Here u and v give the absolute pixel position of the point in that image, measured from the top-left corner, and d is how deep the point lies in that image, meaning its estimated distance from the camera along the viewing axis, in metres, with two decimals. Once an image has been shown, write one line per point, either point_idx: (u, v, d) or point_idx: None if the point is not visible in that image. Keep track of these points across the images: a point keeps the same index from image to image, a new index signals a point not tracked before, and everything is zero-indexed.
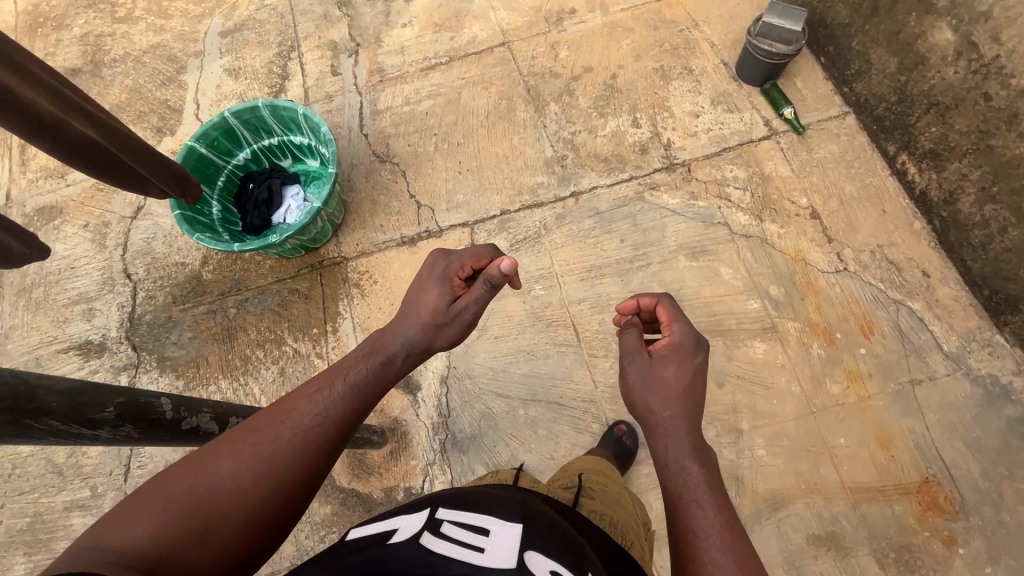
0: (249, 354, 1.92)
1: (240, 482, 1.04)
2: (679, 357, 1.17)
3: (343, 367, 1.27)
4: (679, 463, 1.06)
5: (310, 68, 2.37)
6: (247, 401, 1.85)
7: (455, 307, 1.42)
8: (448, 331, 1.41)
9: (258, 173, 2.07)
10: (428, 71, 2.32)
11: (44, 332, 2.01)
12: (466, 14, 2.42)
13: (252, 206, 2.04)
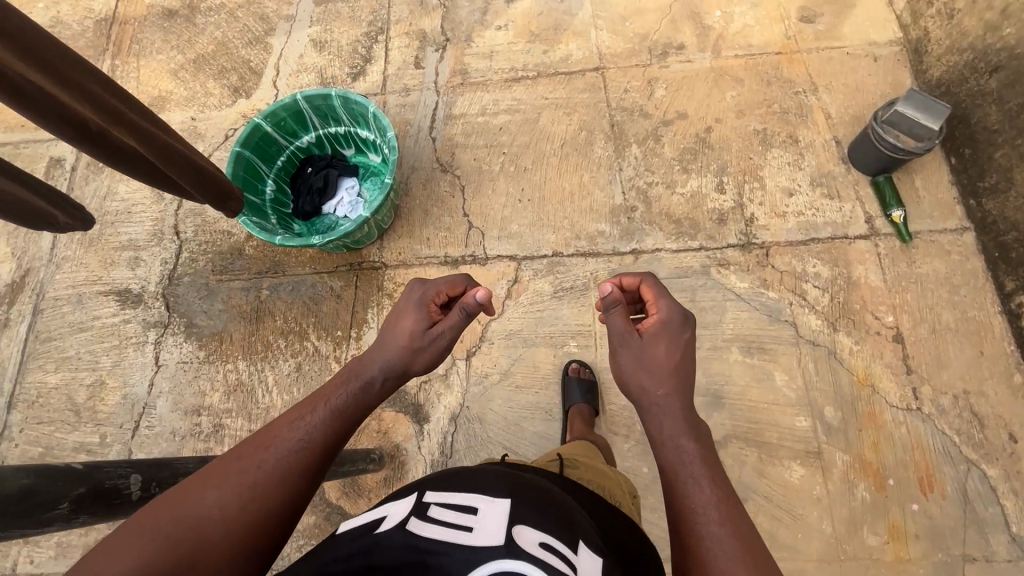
0: (271, 341, 1.91)
1: (227, 510, 0.94)
2: (668, 334, 1.19)
3: (324, 393, 1.19)
4: (674, 441, 1.06)
5: (394, 55, 2.28)
6: (259, 389, 1.85)
7: (433, 333, 1.36)
8: (424, 356, 1.34)
9: (319, 159, 2.03)
10: (513, 83, 2.19)
11: (91, 270, 2.07)
12: (567, 29, 2.26)
13: (306, 191, 2.00)
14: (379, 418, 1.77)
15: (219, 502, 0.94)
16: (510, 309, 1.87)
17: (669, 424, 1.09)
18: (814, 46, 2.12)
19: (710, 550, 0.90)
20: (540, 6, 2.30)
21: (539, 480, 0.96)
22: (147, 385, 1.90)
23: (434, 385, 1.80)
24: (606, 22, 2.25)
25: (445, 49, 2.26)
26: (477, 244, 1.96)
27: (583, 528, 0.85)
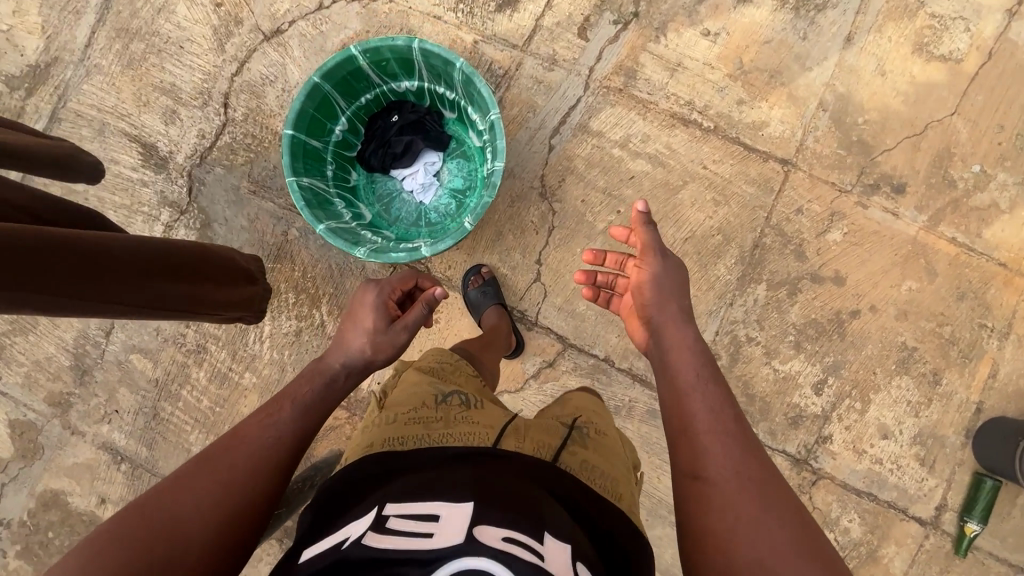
0: (282, 290, 1.73)
1: (201, 506, 0.83)
2: (670, 267, 1.31)
3: (288, 391, 1.10)
4: (687, 350, 1.16)
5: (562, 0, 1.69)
6: (253, 334, 1.73)
7: (394, 327, 1.31)
8: (387, 349, 1.27)
9: (410, 113, 1.62)
10: (678, 124, 1.68)
11: (122, 101, 1.77)
12: (785, 85, 1.67)
13: (380, 146, 1.64)
14: (353, 426, 1.71)
15: (197, 490, 0.85)
16: (530, 391, 1.69)
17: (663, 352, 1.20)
18: None
19: (716, 459, 0.96)
20: (772, 33, 1.67)
21: (503, 469, 0.90)
22: None
23: None
24: (835, 103, 1.66)
25: (625, 31, 1.68)
26: (534, 303, 1.69)
27: (553, 518, 0.80)
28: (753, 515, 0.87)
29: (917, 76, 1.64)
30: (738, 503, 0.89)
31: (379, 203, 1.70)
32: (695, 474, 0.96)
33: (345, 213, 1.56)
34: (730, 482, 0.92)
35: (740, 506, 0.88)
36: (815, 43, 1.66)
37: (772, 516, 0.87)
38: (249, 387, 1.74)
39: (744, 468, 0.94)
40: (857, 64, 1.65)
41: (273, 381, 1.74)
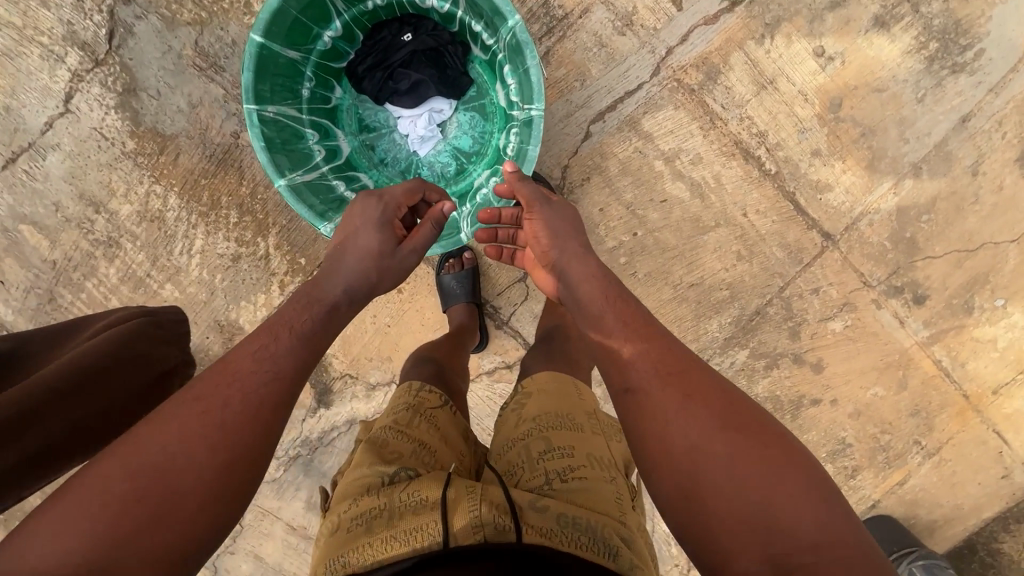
0: (222, 204, 1.42)
1: (192, 457, 0.65)
2: (549, 215, 1.07)
3: (285, 315, 0.84)
4: (584, 266, 0.99)
5: None
6: (179, 244, 1.45)
7: (404, 250, 1.00)
8: (392, 273, 0.99)
9: (429, 38, 1.23)
10: (738, 156, 1.40)
11: None
12: (871, 150, 1.40)
13: (380, 69, 1.25)
14: None
15: (180, 440, 0.66)
16: (479, 386, 1.59)
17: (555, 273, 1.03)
18: (1001, 421, 1.64)
19: (627, 364, 0.82)
20: (888, 81, 1.36)
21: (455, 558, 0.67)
22: (43, 121, 1.37)
23: (356, 387, 1.59)
24: (910, 190, 1.43)
25: (728, 16, 1.30)
26: (510, 302, 1.53)
27: None
28: (682, 417, 0.74)
29: (1005, 188, 1.44)
30: (665, 401, 0.76)
31: (364, 138, 1.36)
32: (620, 386, 0.81)
33: (316, 152, 1.23)
34: (644, 383, 0.79)
35: (666, 409, 0.75)
36: (926, 112, 1.38)
37: (699, 405, 0.75)
38: (167, 300, 1.50)
39: (659, 364, 0.80)
40: (956, 153, 1.41)
41: (198, 301, 1.51)
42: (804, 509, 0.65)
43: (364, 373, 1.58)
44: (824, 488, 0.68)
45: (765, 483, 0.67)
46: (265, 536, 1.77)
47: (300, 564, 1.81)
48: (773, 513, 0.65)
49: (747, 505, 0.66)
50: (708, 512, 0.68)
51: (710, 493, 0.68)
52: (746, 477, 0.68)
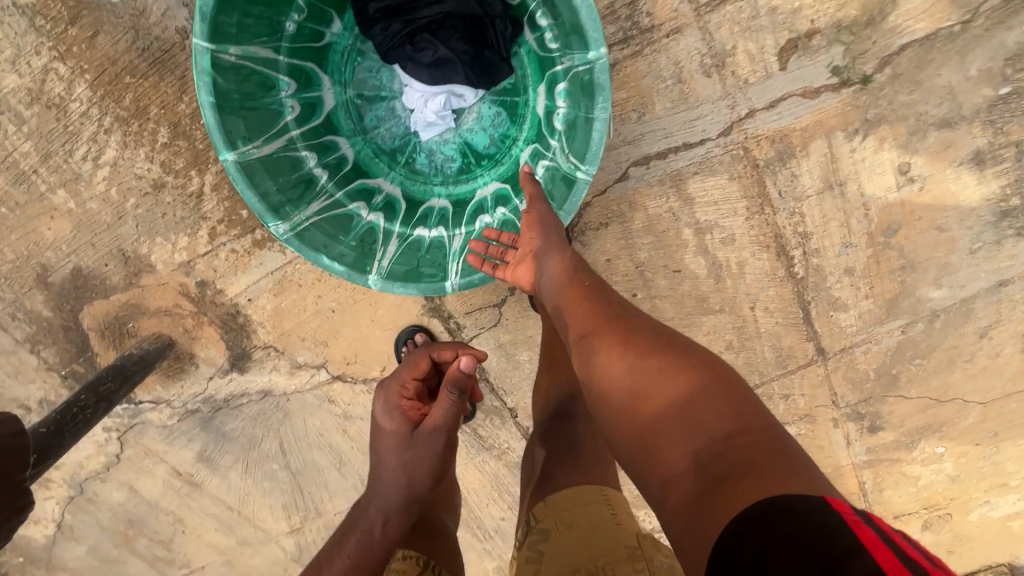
0: (151, 115, 1.10)
1: None
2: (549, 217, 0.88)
3: (331, 550, 0.87)
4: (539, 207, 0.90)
5: None
6: (84, 148, 1.13)
7: (422, 434, 0.86)
8: (422, 469, 0.86)
9: (475, 3, 0.94)
10: (771, 250, 1.24)
11: None
12: (902, 285, 1.29)
13: (400, 21, 0.95)
14: (195, 324, 1.33)
15: None
16: None
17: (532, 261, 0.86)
18: None
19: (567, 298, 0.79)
20: (953, 222, 1.22)
21: None
22: None
23: (279, 362, 1.39)
24: (918, 333, 1.35)
25: (831, 97, 1.07)
26: (477, 324, 1.36)
27: None
28: (615, 342, 0.71)
29: (1000, 354, 1.40)
30: (599, 330, 0.73)
31: (355, 95, 1.04)
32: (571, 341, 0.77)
33: (288, 108, 0.93)
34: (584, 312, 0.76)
35: (597, 338, 0.73)
36: (972, 264, 1.26)
37: (633, 331, 0.72)
38: (58, 209, 1.19)
39: (596, 304, 0.77)
40: (976, 312, 1.33)
41: (98, 221, 1.20)
42: (723, 406, 0.61)
43: (291, 351, 1.38)
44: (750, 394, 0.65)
45: (686, 390, 0.63)
46: (144, 472, 1.62)
47: (178, 504, 1.69)
48: (689, 413, 0.61)
49: (668, 413, 0.63)
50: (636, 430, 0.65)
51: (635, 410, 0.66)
52: (666, 387, 0.64)
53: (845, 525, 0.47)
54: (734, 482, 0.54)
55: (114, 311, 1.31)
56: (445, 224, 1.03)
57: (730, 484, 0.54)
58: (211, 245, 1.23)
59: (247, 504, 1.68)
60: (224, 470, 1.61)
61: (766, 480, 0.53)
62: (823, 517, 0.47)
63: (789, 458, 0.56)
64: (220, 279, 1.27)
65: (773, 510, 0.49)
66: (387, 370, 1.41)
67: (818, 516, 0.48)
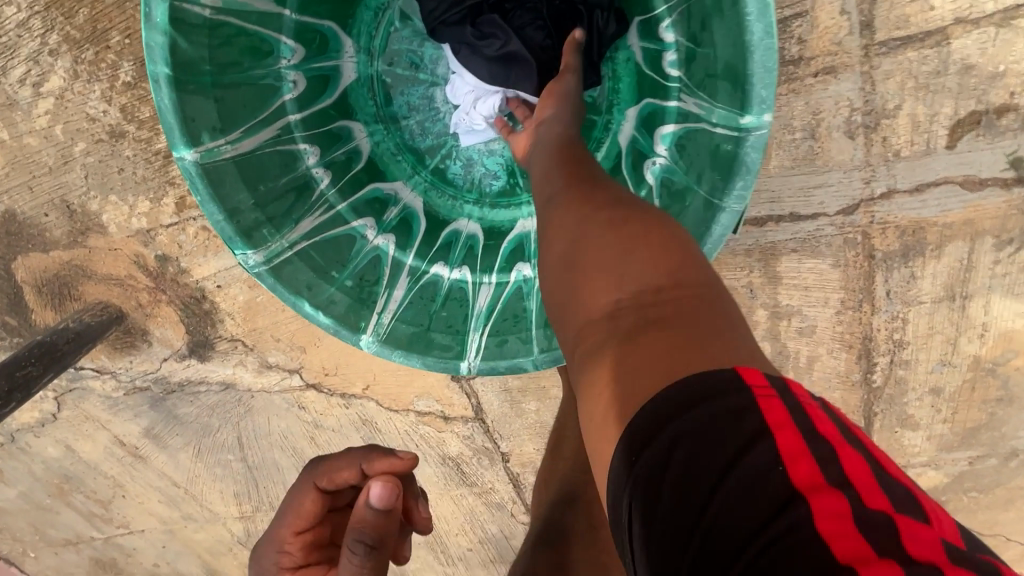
0: (113, 44, 0.83)
1: None
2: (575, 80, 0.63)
3: None
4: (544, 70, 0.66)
5: (1000, 42, 0.73)
6: (24, 70, 0.87)
7: None
8: None
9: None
10: (854, 351, 1.01)
11: None
12: (991, 417, 1.07)
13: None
14: (151, 300, 1.12)
15: None
16: (401, 419, 1.25)
17: (532, 131, 0.63)
18: None
19: (540, 143, 0.61)
20: None
21: None
22: None
23: (246, 358, 1.19)
24: (987, 468, 1.14)
25: (998, 195, 0.82)
26: None
27: None
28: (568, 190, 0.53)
29: None
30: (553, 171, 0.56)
31: (387, 74, 0.78)
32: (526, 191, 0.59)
33: (288, 83, 0.68)
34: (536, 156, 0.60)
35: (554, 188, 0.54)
36: None
37: (577, 172, 0.55)
38: None
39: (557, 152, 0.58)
40: None
41: (38, 162, 0.95)
42: (654, 260, 0.44)
43: (261, 349, 1.17)
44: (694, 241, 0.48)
45: (610, 237, 0.47)
46: (83, 435, 1.44)
47: (120, 471, 1.53)
48: (609, 263, 0.46)
49: (585, 268, 0.47)
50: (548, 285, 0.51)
51: (549, 258, 0.51)
52: (590, 231, 0.48)
53: (754, 405, 0.35)
54: (637, 350, 0.40)
55: (55, 268, 1.08)
56: (471, 264, 0.77)
57: (631, 352, 0.41)
58: (178, 217, 1.00)
59: (194, 486, 1.52)
60: (172, 450, 1.43)
61: (680, 349, 0.39)
62: (731, 406, 0.35)
63: (723, 319, 0.41)
64: (186, 257, 1.05)
65: (690, 405, 0.36)
66: (371, 390, 1.22)
67: (726, 404, 0.35)
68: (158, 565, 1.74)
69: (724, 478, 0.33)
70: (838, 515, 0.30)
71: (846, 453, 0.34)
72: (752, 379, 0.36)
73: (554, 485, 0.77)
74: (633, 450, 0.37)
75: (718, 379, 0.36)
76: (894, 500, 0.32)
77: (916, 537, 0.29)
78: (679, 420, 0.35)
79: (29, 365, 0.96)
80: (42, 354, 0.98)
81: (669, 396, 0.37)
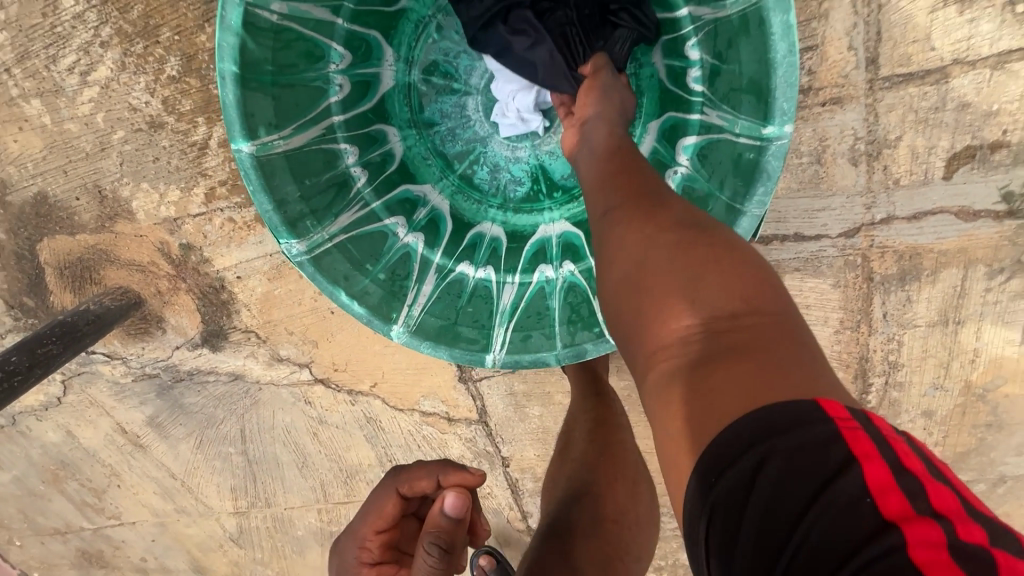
0: (162, 40, 0.88)
1: None
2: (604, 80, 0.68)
3: None
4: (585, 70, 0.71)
5: (996, 83, 0.78)
6: (74, 60, 0.91)
7: None
8: None
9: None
10: (851, 370, 1.05)
11: None
12: (980, 442, 1.10)
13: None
14: (170, 287, 1.14)
15: None
16: (405, 418, 1.27)
17: (577, 130, 0.68)
18: None
19: (594, 155, 0.64)
20: None
21: None
22: None
23: (258, 350, 1.22)
24: (976, 494, 1.17)
25: (990, 225, 0.87)
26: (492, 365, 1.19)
27: None
28: (635, 208, 0.55)
29: None
30: (617, 189, 0.59)
31: (422, 81, 0.82)
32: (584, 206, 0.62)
33: (335, 86, 0.72)
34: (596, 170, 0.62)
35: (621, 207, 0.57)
36: None
37: (642, 190, 0.57)
38: (29, 121, 0.97)
39: (622, 172, 0.60)
40: None
41: (76, 147, 0.99)
42: (728, 285, 0.47)
43: (274, 341, 1.20)
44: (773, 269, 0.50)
45: (688, 266, 0.49)
46: (85, 420, 1.45)
47: (118, 459, 1.53)
48: (688, 290, 0.48)
49: (656, 287, 0.50)
50: (616, 304, 0.53)
51: (618, 279, 0.53)
52: (667, 258, 0.50)
53: (840, 438, 0.38)
54: (715, 378, 0.43)
55: (79, 252, 1.11)
56: (495, 263, 0.81)
57: (708, 378, 0.43)
58: (205, 208, 1.03)
59: (191, 478, 1.52)
60: (174, 440, 1.44)
61: (761, 377, 0.41)
62: (817, 440, 0.37)
63: (800, 352, 0.44)
64: (209, 247, 1.08)
65: (775, 429, 0.38)
66: (378, 387, 1.24)
67: (812, 437, 0.37)
68: (145, 560, 1.71)
69: (812, 508, 0.35)
70: (936, 545, 0.33)
71: (929, 484, 0.37)
72: (836, 412, 0.39)
73: (562, 481, 0.78)
74: (715, 469, 0.39)
75: (802, 410, 0.39)
76: (985, 531, 0.35)
77: (1007, 565, 0.33)
78: (766, 442, 0.38)
79: (49, 342, 0.98)
80: (63, 333, 1.01)
81: (749, 428, 0.39)
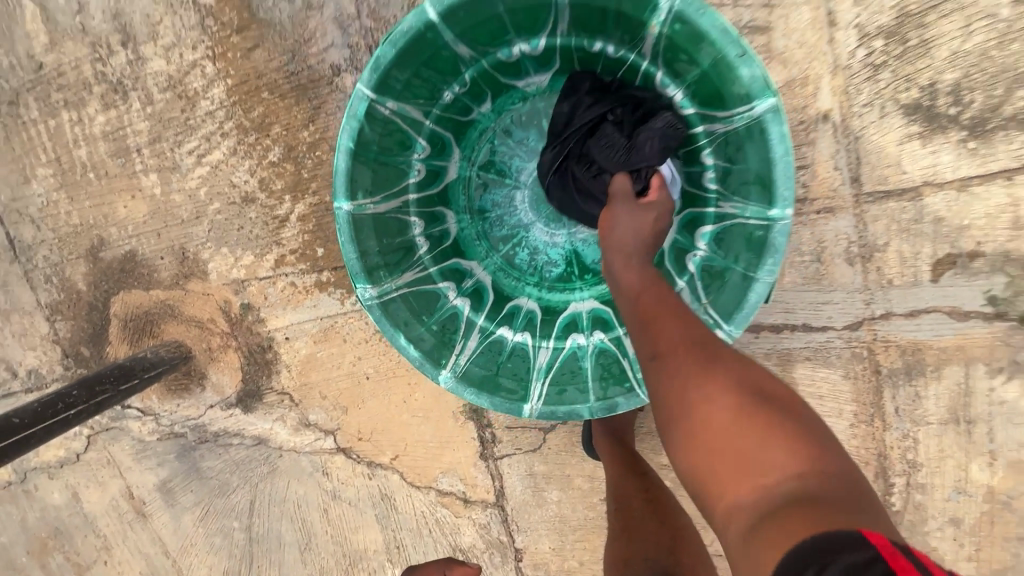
0: (270, 133, 1.08)
1: None
2: (634, 206, 0.74)
3: None
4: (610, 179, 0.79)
5: (972, 206, 0.91)
6: (196, 146, 1.11)
7: None
8: None
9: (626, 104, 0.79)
10: (871, 467, 1.06)
11: None
12: (1016, 560, 1.06)
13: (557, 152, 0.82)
14: (220, 345, 1.23)
15: None
16: (420, 497, 1.26)
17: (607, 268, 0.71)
18: None
19: (634, 304, 0.65)
20: None
21: None
22: None
23: (288, 414, 1.26)
24: None
25: (982, 325, 0.95)
26: (514, 443, 1.20)
27: None
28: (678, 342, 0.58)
29: None
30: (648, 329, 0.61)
31: (478, 171, 0.96)
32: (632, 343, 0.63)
33: (414, 170, 0.87)
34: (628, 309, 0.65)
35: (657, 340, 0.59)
36: None
37: (681, 328, 0.59)
38: (143, 191, 1.15)
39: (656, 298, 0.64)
40: None
41: (174, 215, 1.16)
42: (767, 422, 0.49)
43: (306, 405, 1.25)
44: (799, 408, 0.53)
45: (720, 423, 0.51)
46: (97, 481, 1.43)
47: (115, 531, 1.47)
48: (731, 426, 0.50)
49: (705, 423, 0.51)
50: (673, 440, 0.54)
51: (671, 420, 0.55)
52: (714, 398, 0.52)
53: (880, 560, 0.37)
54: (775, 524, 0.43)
55: (147, 306, 1.23)
56: (532, 330, 0.90)
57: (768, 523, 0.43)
58: (272, 272, 1.16)
59: (183, 559, 1.44)
60: (178, 511, 1.40)
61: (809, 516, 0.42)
62: (862, 561, 0.37)
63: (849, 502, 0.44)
64: (266, 308, 1.19)
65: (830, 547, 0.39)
66: (398, 461, 1.25)
67: (852, 558, 0.37)
68: None
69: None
70: None
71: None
72: (877, 539, 0.39)
73: (639, 564, 0.89)
74: None
75: (845, 539, 0.39)
76: None
77: None
78: (824, 560, 0.38)
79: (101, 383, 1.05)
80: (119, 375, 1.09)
81: (805, 557, 0.39)
